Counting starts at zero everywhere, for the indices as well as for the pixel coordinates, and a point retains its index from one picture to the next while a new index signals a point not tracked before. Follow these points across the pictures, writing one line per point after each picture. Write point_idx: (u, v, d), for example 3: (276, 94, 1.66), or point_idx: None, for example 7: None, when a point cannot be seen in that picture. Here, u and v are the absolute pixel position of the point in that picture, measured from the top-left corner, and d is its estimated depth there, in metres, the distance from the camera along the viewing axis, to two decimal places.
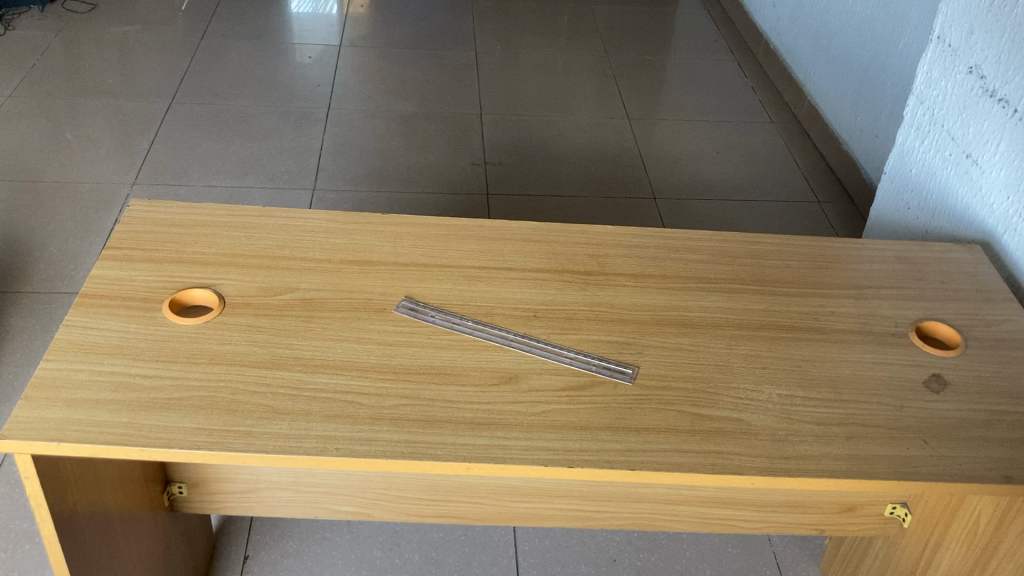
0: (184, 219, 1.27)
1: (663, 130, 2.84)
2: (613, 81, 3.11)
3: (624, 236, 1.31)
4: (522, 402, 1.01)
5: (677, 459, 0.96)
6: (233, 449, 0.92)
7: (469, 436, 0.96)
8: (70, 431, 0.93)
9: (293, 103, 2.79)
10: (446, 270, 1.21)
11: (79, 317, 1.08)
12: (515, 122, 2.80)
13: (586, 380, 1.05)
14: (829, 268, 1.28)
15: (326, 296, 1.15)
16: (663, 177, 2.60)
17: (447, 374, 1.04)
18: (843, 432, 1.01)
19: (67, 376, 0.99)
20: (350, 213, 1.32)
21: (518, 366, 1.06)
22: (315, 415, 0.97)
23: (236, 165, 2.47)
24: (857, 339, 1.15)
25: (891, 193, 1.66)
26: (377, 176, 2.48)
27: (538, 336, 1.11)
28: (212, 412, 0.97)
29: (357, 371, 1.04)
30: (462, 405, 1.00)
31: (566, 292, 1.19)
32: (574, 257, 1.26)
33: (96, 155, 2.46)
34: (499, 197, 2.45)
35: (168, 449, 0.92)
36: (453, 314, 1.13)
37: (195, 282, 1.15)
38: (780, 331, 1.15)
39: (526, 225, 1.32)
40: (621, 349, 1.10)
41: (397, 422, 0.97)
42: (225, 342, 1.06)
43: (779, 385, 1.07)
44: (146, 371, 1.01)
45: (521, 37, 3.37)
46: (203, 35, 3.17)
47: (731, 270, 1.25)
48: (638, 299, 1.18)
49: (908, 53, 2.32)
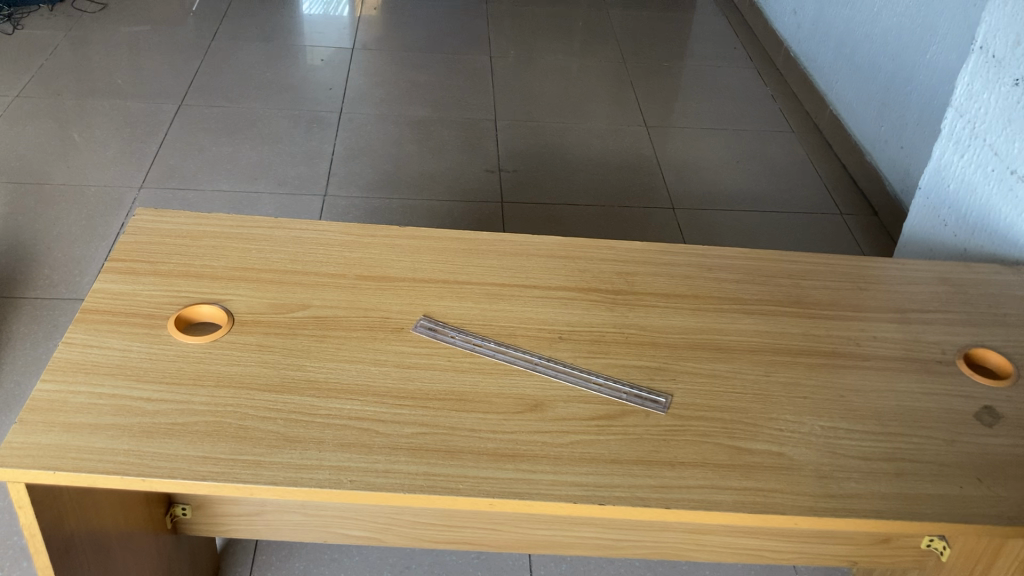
0: (192, 229, 1.21)
1: (682, 138, 2.78)
2: (630, 87, 3.05)
3: (652, 253, 1.25)
4: (548, 432, 0.95)
5: (716, 496, 0.90)
6: (241, 480, 0.86)
7: (493, 468, 0.90)
8: (67, 459, 0.87)
9: (305, 106, 2.74)
10: (466, 287, 1.15)
11: (80, 334, 1.02)
12: (530, 128, 2.74)
13: (616, 409, 0.99)
14: (869, 289, 1.21)
15: (341, 314, 1.08)
16: (682, 186, 2.54)
17: (469, 400, 0.98)
18: (891, 469, 0.95)
19: (66, 398, 0.93)
20: (365, 226, 1.26)
21: (544, 392, 1.00)
22: (328, 443, 0.91)
23: (246, 169, 2.41)
24: (902, 368, 1.08)
25: (927, 210, 1.59)
26: (389, 182, 2.42)
27: (564, 360, 1.05)
28: (219, 439, 0.91)
29: (373, 395, 0.97)
30: (484, 434, 0.94)
31: (593, 313, 1.13)
32: (601, 275, 1.20)
33: (103, 157, 2.40)
34: (514, 205, 2.39)
35: (171, 479, 0.86)
36: (474, 335, 1.07)
37: (203, 297, 1.09)
38: (821, 358, 1.08)
39: (550, 241, 1.26)
40: (652, 375, 1.04)
41: (416, 452, 0.91)
42: (234, 363, 1.00)
43: (821, 416, 1.00)
44: (150, 394, 0.95)
45: (535, 42, 3.31)
46: (213, 36, 3.12)
47: (766, 290, 1.19)
48: (669, 321, 1.12)
49: (936, 63, 2.25)
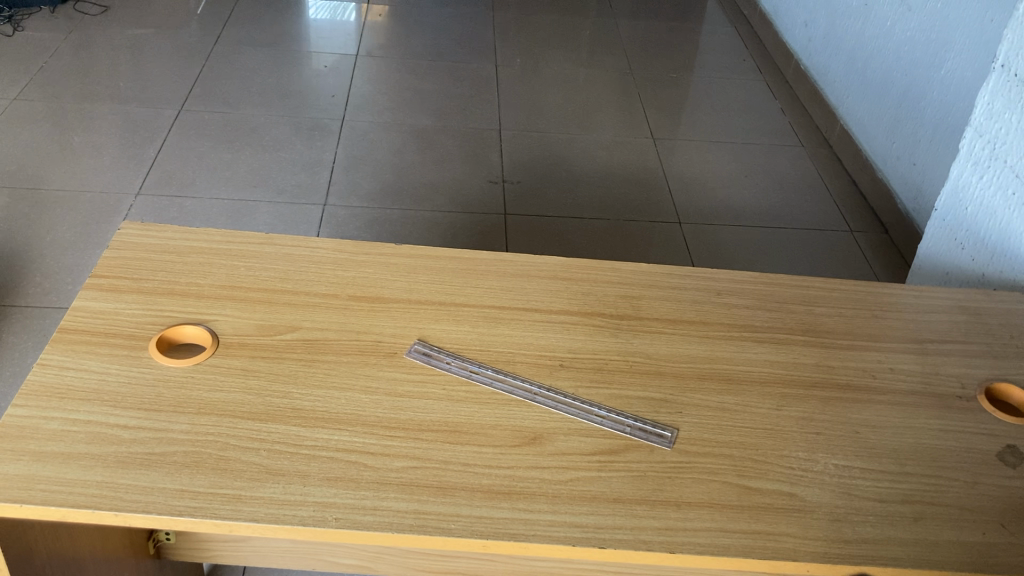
0: (179, 245, 1.17)
1: (688, 151, 2.73)
2: (636, 98, 3.00)
3: (659, 275, 1.20)
4: (548, 467, 0.90)
5: (724, 541, 0.84)
6: (219, 516, 0.81)
7: (489, 507, 0.85)
8: (34, 491, 0.82)
9: (306, 113, 2.70)
10: (464, 310, 1.10)
11: (57, 355, 0.97)
12: (535, 139, 2.70)
13: (618, 444, 0.93)
14: (884, 317, 1.16)
15: (332, 337, 1.03)
16: (689, 201, 2.49)
17: (464, 432, 0.93)
18: (910, 513, 0.89)
19: (38, 425, 0.88)
20: (360, 243, 1.21)
21: (544, 425, 0.95)
22: (313, 477, 0.86)
23: (245, 177, 2.37)
24: (919, 403, 1.03)
25: (943, 233, 1.54)
26: (390, 192, 2.37)
27: (565, 390, 1.00)
28: (197, 471, 0.85)
29: (363, 426, 0.92)
30: (479, 469, 0.89)
31: (597, 339, 1.07)
32: (605, 299, 1.14)
33: (100, 163, 2.36)
34: (518, 217, 2.34)
35: (146, 515, 0.81)
36: (471, 361, 1.02)
37: (186, 317, 1.04)
38: (835, 391, 1.03)
39: (553, 262, 1.21)
40: (658, 408, 0.98)
41: (406, 488, 0.86)
42: (217, 389, 0.95)
43: (835, 454, 0.95)
44: (126, 422, 0.90)
45: (542, 52, 3.27)
46: (217, 41, 3.08)
47: (777, 318, 1.14)
48: (677, 349, 1.07)
49: (951, 79, 2.20)
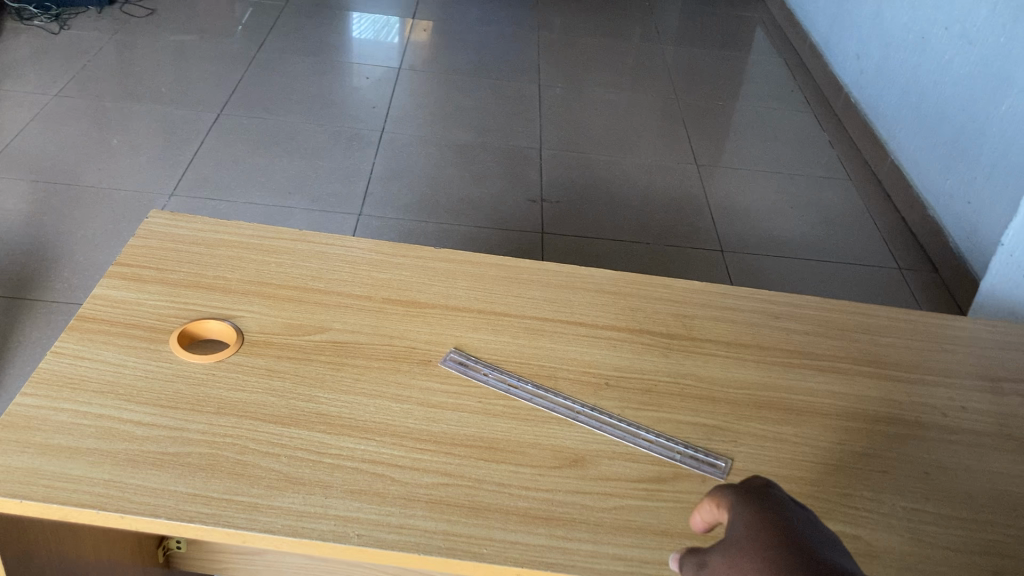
0: (208, 237, 1.11)
1: (732, 179, 2.65)
2: (680, 124, 2.93)
3: (712, 294, 1.12)
4: (590, 493, 0.83)
5: None
6: (232, 525, 0.75)
7: (523, 532, 0.78)
8: (37, 487, 0.76)
9: (346, 123, 2.66)
10: (503, 320, 1.03)
11: (73, 344, 0.91)
12: (576, 159, 2.64)
13: (667, 472, 0.86)
14: (953, 352, 1.08)
15: (363, 340, 0.97)
16: (732, 229, 2.41)
17: (501, 450, 0.86)
18: (987, 565, 0.81)
19: (46, 416, 0.83)
20: (398, 245, 1.15)
21: (586, 447, 0.88)
22: (336, 488, 0.79)
23: (282, 183, 2.32)
24: (994, 445, 0.95)
25: (1010, 270, 1.45)
26: (426, 205, 2.32)
27: (610, 411, 0.92)
28: (212, 475, 0.79)
29: (392, 436, 0.85)
30: (514, 491, 0.82)
31: (646, 358, 1.00)
32: (655, 316, 1.07)
33: (136, 162, 2.32)
34: (555, 237, 2.28)
35: (154, 519, 0.75)
36: (510, 373, 0.95)
37: (211, 312, 0.98)
38: (902, 428, 0.95)
39: (599, 274, 1.14)
40: (710, 436, 0.91)
41: (435, 506, 0.79)
42: (239, 389, 0.89)
43: (904, 495, 0.87)
44: (140, 418, 0.84)
45: (586, 74, 3.21)
46: (260, 48, 3.06)
47: (839, 346, 1.06)
48: (732, 373, 0.99)
49: (1011, 115, 2.11)
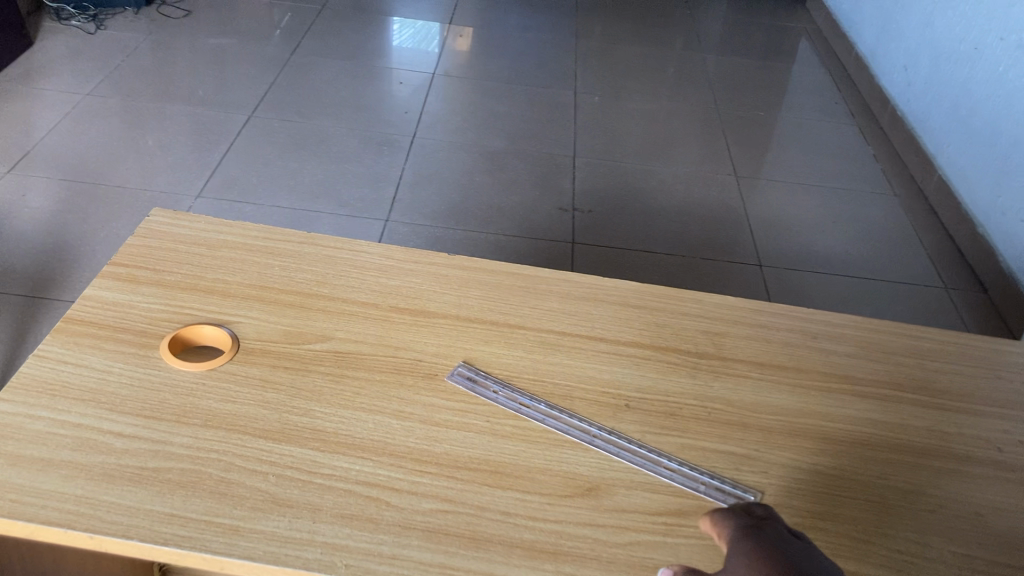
0: (211, 238, 1.06)
1: (772, 191, 2.56)
2: (720, 134, 2.85)
3: (747, 311, 1.04)
4: (604, 526, 0.75)
5: None
6: (210, 550, 0.69)
7: (527, 568, 0.71)
8: (4, 501, 0.70)
9: (378, 128, 2.61)
10: (518, 333, 0.96)
11: (57, 347, 0.86)
12: (610, 168, 2.57)
13: (690, 506, 0.78)
14: (1008, 381, 0.99)
15: (366, 351, 0.91)
16: (771, 244, 2.32)
17: (508, 475, 0.79)
18: None
19: (22, 423, 0.77)
20: (410, 250, 1.09)
21: (601, 474, 0.80)
22: (325, 512, 0.73)
23: (308, 187, 2.28)
24: None
25: None
26: (455, 212, 2.26)
27: (629, 436, 0.85)
28: (193, 493, 0.73)
29: (390, 457, 0.79)
30: (520, 522, 0.75)
31: (671, 378, 0.93)
32: (683, 332, 1.00)
33: (164, 163, 2.29)
34: (586, 248, 2.20)
35: (125, 540, 0.69)
36: (522, 392, 0.88)
37: (206, 317, 0.92)
38: (951, 463, 0.86)
39: (624, 286, 1.07)
40: (739, 465, 0.83)
41: (431, 536, 0.72)
42: (230, 400, 0.83)
43: (953, 539, 0.78)
44: (121, 429, 0.78)
45: (624, 81, 3.14)
46: (295, 51, 3.03)
47: (882, 370, 0.98)
48: (764, 398, 0.91)
49: None
